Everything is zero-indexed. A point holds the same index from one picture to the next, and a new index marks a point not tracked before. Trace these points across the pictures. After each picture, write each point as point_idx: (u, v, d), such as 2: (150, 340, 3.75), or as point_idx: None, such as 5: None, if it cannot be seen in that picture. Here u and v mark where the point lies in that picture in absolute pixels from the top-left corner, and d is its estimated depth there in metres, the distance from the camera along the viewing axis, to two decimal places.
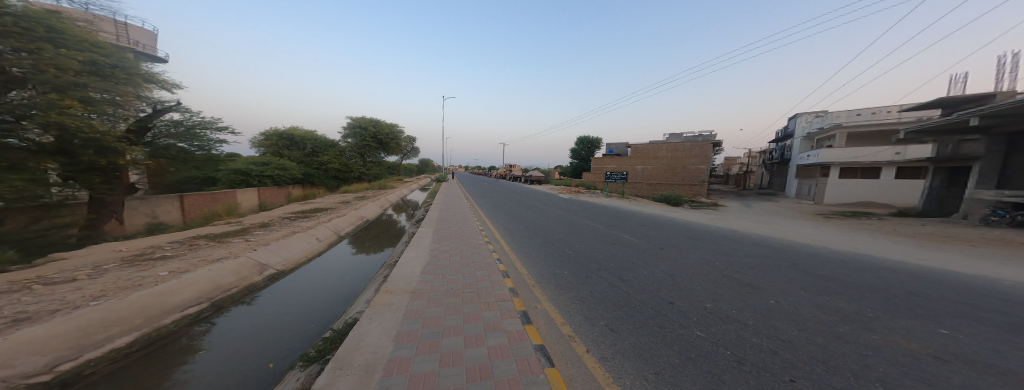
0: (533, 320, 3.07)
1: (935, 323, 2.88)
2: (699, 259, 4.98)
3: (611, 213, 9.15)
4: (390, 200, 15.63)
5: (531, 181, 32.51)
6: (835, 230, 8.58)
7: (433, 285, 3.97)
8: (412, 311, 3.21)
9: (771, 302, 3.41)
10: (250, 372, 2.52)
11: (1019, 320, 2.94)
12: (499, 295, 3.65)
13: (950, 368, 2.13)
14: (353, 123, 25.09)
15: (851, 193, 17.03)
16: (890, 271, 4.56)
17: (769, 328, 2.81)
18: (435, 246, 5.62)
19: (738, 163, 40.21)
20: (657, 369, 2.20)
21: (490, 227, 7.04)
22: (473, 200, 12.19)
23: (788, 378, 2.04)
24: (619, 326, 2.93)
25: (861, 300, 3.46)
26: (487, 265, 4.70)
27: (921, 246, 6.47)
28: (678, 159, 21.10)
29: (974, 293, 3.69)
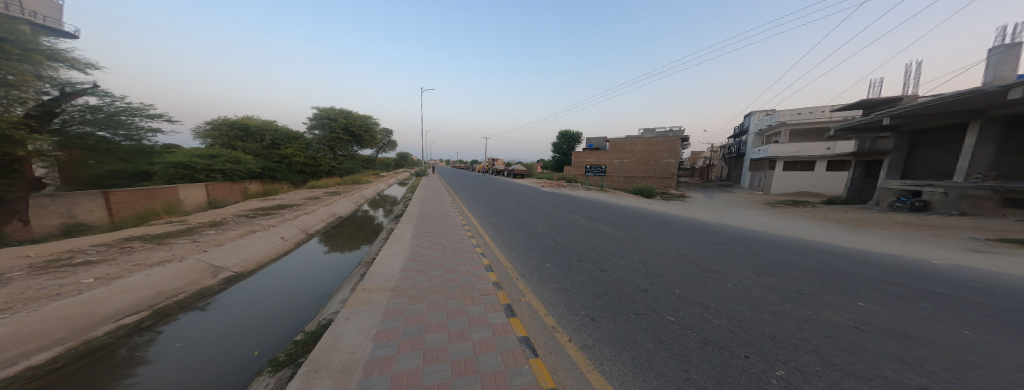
0: (516, 313, 3.15)
1: (856, 298, 3.35)
2: (669, 247, 5.34)
3: (590, 206, 9.49)
4: (366, 196, 14.94)
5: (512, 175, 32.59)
6: (781, 217, 9.58)
7: (415, 281, 3.92)
8: (393, 309, 3.16)
9: (729, 285, 3.77)
10: (236, 359, 2.70)
11: (917, 291, 3.53)
12: (483, 289, 3.69)
13: (866, 336, 2.53)
14: (321, 114, 23.53)
15: (794, 184, 18.97)
16: (824, 253, 5.21)
17: (728, 309, 3.12)
18: (416, 242, 5.51)
19: (703, 157, 42.98)
20: (633, 354, 2.38)
21: (473, 221, 7.01)
22: (455, 195, 12.04)
23: (741, 354, 2.30)
24: (599, 315, 3.09)
25: (800, 280, 3.94)
26: (470, 260, 4.69)
27: (850, 230, 7.42)
28: (650, 153, 22.18)
29: (885, 270, 4.35)
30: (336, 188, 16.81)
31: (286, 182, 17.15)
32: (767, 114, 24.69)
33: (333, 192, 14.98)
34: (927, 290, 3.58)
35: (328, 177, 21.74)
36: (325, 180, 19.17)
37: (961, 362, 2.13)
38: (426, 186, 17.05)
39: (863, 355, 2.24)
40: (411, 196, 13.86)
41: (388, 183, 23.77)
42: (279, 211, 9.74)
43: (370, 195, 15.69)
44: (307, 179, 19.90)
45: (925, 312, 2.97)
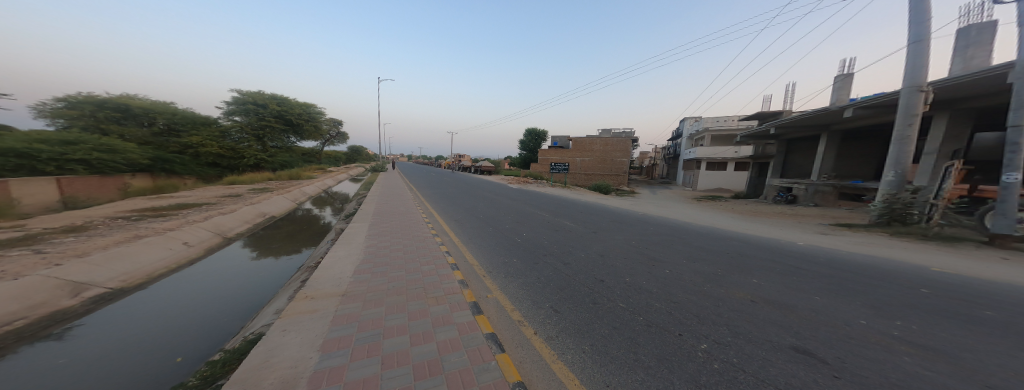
0: (483, 310, 3.11)
1: (753, 275, 4.08)
2: (621, 239, 5.81)
3: (554, 202, 9.85)
4: (308, 193, 13.23)
5: (479, 170, 31.91)
6: (706, 210, 11.15)
7: (372, 284, 3.60)
8: (344, 315, 2.85)
9: (666, 271, 4.28)
10: (151, 367, 2.39)
11: (794, 267, 4.43)
12: (448, 288, 3.55)
13: (760, 307, 3.10)
14: (245, 99, 20.43)
15: (714, 182, 22.25)
16: (735, 239, 6.23)
17: (665, 293, 3.53)
18: (372, 242, 5.09)
19: (650, 156, 47.52)
20: (591, 341, 2.54)
21: (437, 218, 6.73)
22: (417, 191, 11.42)
23: (676, 333, 2.64)
24: (562, 307, 3.23)
25: (717, 263, 4.63)
26: (433, 259, 4.47)
27: (754, 220, 9.00)
28: (607, 153, 23.79)
29: (774, 251, 5.34)
30: (266, 184, 14.51)
31: (190, 177, 14.11)
32: (696, 120, 28.26)
33: (263, 188, 12.92)
34: (802, 266, 4.49)
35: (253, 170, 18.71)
36: (251, 174, 16.39)
37: (815, 323, 2.72)
38: (382, 182, 15.80)
39: (756, 324, 2.74)
40: (365, 194, 12.70)
41: (335, 178, 21.41)
42: (180, 211, 8.06)
43: (314, 192, 13.95)
44: (222, 173, 16.65)
45: (798, 284, 3.76)
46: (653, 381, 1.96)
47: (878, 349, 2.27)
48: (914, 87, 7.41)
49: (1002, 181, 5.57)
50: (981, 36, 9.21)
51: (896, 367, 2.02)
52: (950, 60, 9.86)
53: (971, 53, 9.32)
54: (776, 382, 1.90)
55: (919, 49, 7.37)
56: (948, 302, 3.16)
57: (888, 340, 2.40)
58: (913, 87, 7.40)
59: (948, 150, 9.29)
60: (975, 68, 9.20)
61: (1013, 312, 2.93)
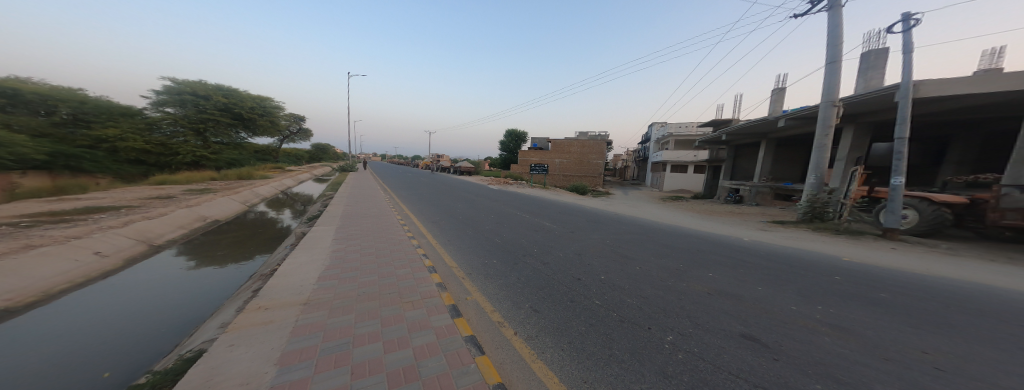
0: (463, 313, 2.89)
1: (709, 270, 4.23)
2: (597, 238, 5.93)
3: (534, 202, 9.96)
4: (262, 194, 12.00)
5: (457, 171, 31.20)
6: (670, 209, 11.88)
7: (340, 291, 3.21)
8: (306, 325, 2.48)
9: (637, 268, 4.31)
10: (69, 385, 1.97)
11: (746, 260, 4.73)
12: (426, 292, 3.28)
13: (714, 298, 3.22)
14: (178, 88, 18.19)
15: (678, 183, 23.81)
16: (695, 236, 6.64)
17: (633, 289, 3.54)
18: (339, 247, 4.63)
19: (623, 158, 49.57)
20: (570, 338, 2.43)
21: (413, 220, 6.41)
22: (391, 192, 10.84)
23: (647, 326, 2.61)
24: (543, 306, 3.09)
25: (681, 258, 4.80)
26: (408, 264, 4.14)
27: (709, 218, 9.79)
28: (585, 154, 24.37)
29: (730, 246, 5.75)
30: (207, 184, 12.94)
31: (106, 175, 12.05)
32: (662, 124, 30.03)
33: (205, 189, 11.47)
34: (753, 259, 4.79)
35: (189, 169, 16.57)
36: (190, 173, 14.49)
37: (757, 310, 2.90)
38: (350, 183, 14.79)
39: (716, 315, 2.82)
40: (332, 195, 11.83)
41: (295, 177, 19.71)
42: (93, 215, 6.85)
43: (271, 193, 12.70)
44: (148, 171, 14.50)
45: (752, 275, 3.99)
46: (629, 375, 1.90)
47: (803, 331, 2.49)
48: (830, 102, 8.45)
49: (890, 183, 6.38)
50: (877, 61, 10.82)
51: (825, 348, 2.19)
52: (856, 80, 11.50)
53: (871, 75, 10.91)
54: (730, 368, 1.95)
55: (833, 68, 8.40)
56: (857, 287, 3.56)
57: (812, 324, 2.63)
58: (829, 102, 8.42)
59: (853, 157, 10.88)
60: (873, 88, 10.79)
61: (906, 294, 3.35)
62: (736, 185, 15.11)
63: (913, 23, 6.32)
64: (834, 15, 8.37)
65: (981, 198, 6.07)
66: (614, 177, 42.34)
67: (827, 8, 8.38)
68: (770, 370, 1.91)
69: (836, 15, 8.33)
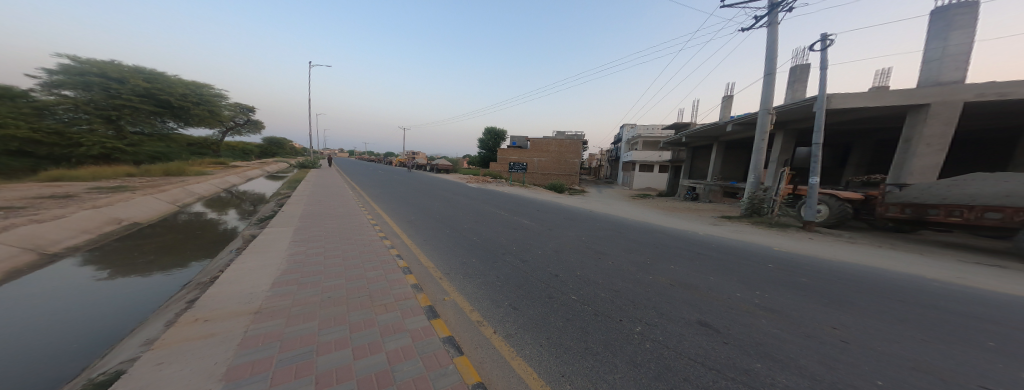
0: (441, 314, 2.23)
1: (672, 261, 4.00)
2: (574, 235, 5.79)
3: (513, 201, 9.80)
4: (197, 193, 10.22)
5: (434, 169, 30.30)
6: (642, 207, 12.22)
7: (302, 295, 2.40)
8: (257, 337, 1.76)
9: (608, 262, 3.97)
10: None
11: (707, 250, 4.72)
12: (400, 293, 2.51)
13: (673, 288, 3.04)
14: (78, 68, 14.87)
15: (647, 182, 24.98)
16: (659, 230, 6.79)
17: (603, 281, 3.25)
18: (297, 252, 3.77)
19: (597, 158, 51.16)
20: (547, 334, 2.07)
21: (386, 219, 6.11)
22: (360, 190, 10.13)
23: (616, 318, 2.35)
24: (523, 303, 2.56)
25: (649, 250, 4.64)
26: (380, 265, 3.34)
27: (675, 215, 10.20)
28: (562, 154, 24.76)
29: (694, 238, 5.90)
30: (126, 181, 10.78)
31: None
32: (632, 126, 31.42)
33: (118, 187, 9.34)
34: (715, 249, 4.82)
35: (104, 163, 13.30)
36: (98, 169, 11.58)
37: (693, 296, 2.82)
38: (312, 180, 13.65)
39: (681, 304, 2.64)
40: (288, 194, 10.65)
41: (239, 173, 17.26)
42: None
43: (209, 192, 10.88)
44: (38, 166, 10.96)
45: (717, 264, 3.94)
46: (603, 366, 1.68)
47: (743, 314, 2.43)
48: (767, 110, 9.28)
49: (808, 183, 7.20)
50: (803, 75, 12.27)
51: (758, 328, 2.18)
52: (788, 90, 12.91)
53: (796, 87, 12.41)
54: (690, 353, 1.85)
55: (770, 80, 9.30)
56: (781, 272, 3.66)
57: (752, 308, 2.57)
58: (765, 110, 9.27)
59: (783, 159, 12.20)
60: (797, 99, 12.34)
61: (824, 279, 3.49)
62: (693, 184, 16.10)
63: (829, 43, 7.16)
64: (772, 32, 9.24)
65: (874, 195, 7.09)
66: (589, 176, 43.61)
67: (766, 24, 9.20)
68: (720, 353, 1.85)
69: (772, 31, 9.20)
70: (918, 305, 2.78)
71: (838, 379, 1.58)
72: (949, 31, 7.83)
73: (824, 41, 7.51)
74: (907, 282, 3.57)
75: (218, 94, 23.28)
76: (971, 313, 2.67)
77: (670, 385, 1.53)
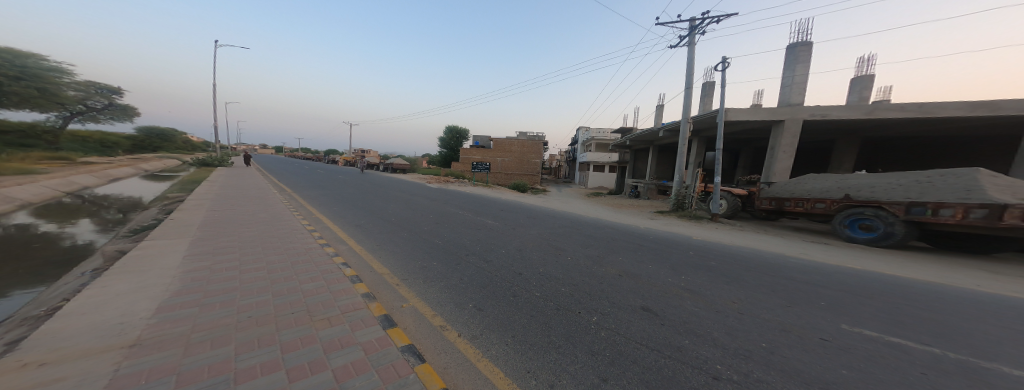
0: (398, 322, 2.11)
1: (620, 253, 4.34)
2: (535, 233, 5.92)
3: (477, 201, 9.73)
4: (25, 198, 7.17)
5: (390, 169, 28.75)
6: (597, 205, 12.60)
7: (207, 318, 1.87)
8: (137, 373, 1.30)
9: (565, 258, 4.17)
10: None
11: (648, 242, 5.17)
12: (347, 304, 2.23)
13: (619, 278, 3.29)
14: None
15: (601, 181, 26.48)
16: (609, 225, 7.25)
17: (559, 277, 3.39)
18: (196, 266, 2.84)
19: (556, 159, 52.88)
20: (514, 333, 2.11)
21: (327, 225, 5.40)
22: (294, 193, 9.11)
23: (575, 311, 2.49)
24: (487, 303, 2.58)
25: (599, 244, 4.96)
26: (320, 275, 2.85)
27: (623, 212, 10.68)
28: (524, 154, 25.16)
29: (638, 232, 6.39)
30: None
31: None
32: (586, 129, 33.16)
33: None
34: (656, 241, 5.29)
35: None
36: None
37: (637, 284, 3.08)
38: (228, 181, 11.59)
39: (625, 292, 2.88)
40: (182, 197, 8.33)
41: (94, 171, 12.54)
42: None
43: (43, 198, 7.55)
44: None
45: (657, 254, 4.34)
46: (564, 358, 1.79)
47: (672, 296, 2.75)
48: (686, 119, 10.46)
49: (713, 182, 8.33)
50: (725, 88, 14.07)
51: (683, 308, 2.48)
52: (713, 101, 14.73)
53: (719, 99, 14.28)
54: (636, 337, 2.05)
55: (690, 93, 10.47)
56: (698, 257, 4.18)
57: (680, 291, 2.90)
58: (685, 119, 10.44)
59: (697, 161, 13.99)
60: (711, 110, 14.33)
61: (730, 262, 4.04)
62: (637, 183, 17.48)
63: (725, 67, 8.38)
64: (690, 51, 10.42)
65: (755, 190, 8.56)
66: (549, 176, 44.95)
67: (687, 44, 10.34)
68: (658, 334, 2.07)
69: (691, 49, 10.34)
70: (796, 278, 3.41)
71: (740, 345, 1.88)
72: (793, 64, 10.58)
73: (726, 62, 8.75)
74: (789, 260, 4.34)
75: (55, 69, 18.99)
76: (834, 281, 3.36)
77: (621, 369, 1.68)
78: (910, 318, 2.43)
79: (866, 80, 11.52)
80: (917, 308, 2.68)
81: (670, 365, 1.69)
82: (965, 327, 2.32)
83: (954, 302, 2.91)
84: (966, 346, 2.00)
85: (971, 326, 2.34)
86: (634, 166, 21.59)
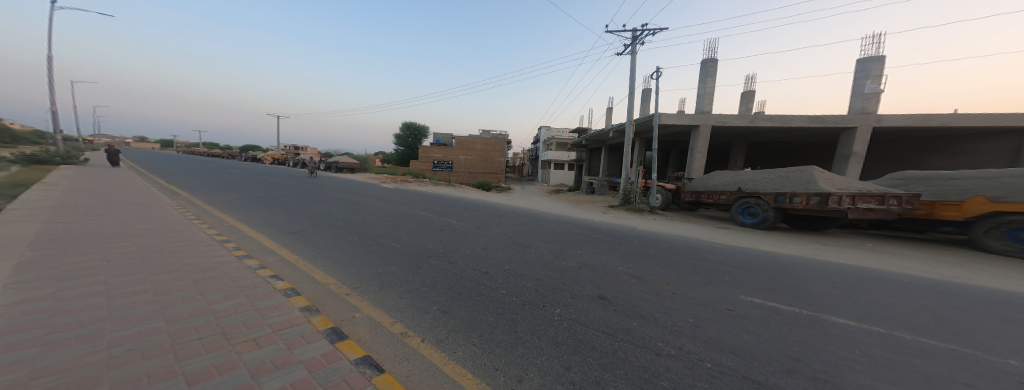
0: (349, 334, 2.00)
1: (579, 247, 4.55)
2: (501, 231, 5.96)
3: (439, 201, 9.49)
4: None
5: (339, 168, 26.53)
6: (554, 202, 12.88)
7: (56, 358, 1.41)
8: None
9: (527, 254, 4.27)
10: None
11: (604, 235, 5.46)
12: (280, 322, 2.02)
13: (578, 271, 3.46)
14: None
15: (562, 178, 27.41)
16: (568, 221, 7.51)
17: (522, 273, 3.48)
18: (28, 295, 2.12)
19: (520, 158, 53.68)
20: (480, 332, 2.13)
21: (253, 233, 4.73)
22: (209, 198, 7.88)
23: (540, 305, 2.59)
24: (452, 305, 2.56)
25: (559, 239, 5.14)
26: (237, 293, 2.47)
27: (577, 208, 11.04)
28: (488, 152, 25.09)
29: (594, 225, 6.73)
30: None
31: None
32: (548, 129, 34.12)
33: None
34: (610, 234, 5.64)
35: None
36: None
37: (593, 275, 3.29)
38: (88, 185, 9.12)
39: (582, 284, 3.04)
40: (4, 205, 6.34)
41: None
42: None
43: None
44: None
45: (612, 246, 4.62)
46: (531, 353, 1.85)
47: (619, 284, 2.98)
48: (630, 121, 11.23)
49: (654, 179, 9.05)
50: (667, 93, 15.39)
51: (632, 294, 2.70)
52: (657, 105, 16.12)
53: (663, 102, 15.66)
54: (594, 324, 2.19)
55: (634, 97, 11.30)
56: (645, 247, 4.54)
57: (628, 278, 3.15)
58: (630, 121, 11.22)
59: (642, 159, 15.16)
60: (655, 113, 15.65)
61: (670, 249, 4.45)
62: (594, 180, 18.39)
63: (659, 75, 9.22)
64: (634, 59, 11.25)
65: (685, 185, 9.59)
66: (513, 174, 45.38)
67: (631, 52, 11.16)
68: (611, 320, 2.24)
69: (633, 58, 11.24)
70: (719, 260, 3.90)
71: (674, 323, 2.10)
72: (707, 76, 11.95)
73: (659, 71, 9.63)
74: (720, 244, 4.92)
75: None
76: (749, 260, 3.93)
77: (583, 355, 1.79)
78: (804, 288, 2.93)
79: (751, 95, 13.70)
80: (810, 279, 3.23)
81: (623, 347, 1.85)
82: (840, 292, 2.87)
83: (833, 272, 3.59)
84: (829, 305, 2.51)
85: (844, 291, 2.90)
86: (592, 164, 22.68)
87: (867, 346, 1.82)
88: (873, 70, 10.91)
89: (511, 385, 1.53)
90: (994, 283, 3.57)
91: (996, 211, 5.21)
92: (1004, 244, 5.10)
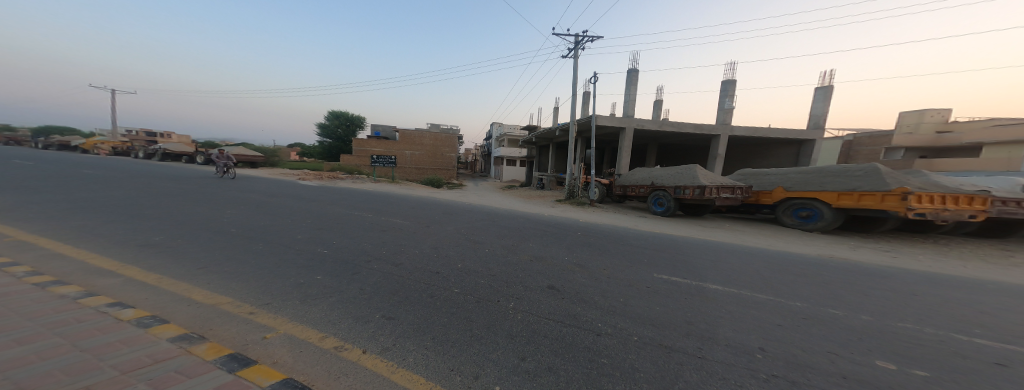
0: (257, 359, 1.70)
1: (530, 241, 4.66)
2: (451, 229, 5.79)
3: (383, 199, 8.86)
4: None
5: (253, 162, 22.74)
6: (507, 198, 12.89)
7: None
8: None
9: (478, 251, 4.24)
10: None
11: (551, 228, 5.65)
12: (134, 360, 1.52)
13: (528, 264, 3.54)
14: None
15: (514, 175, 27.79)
16: (518, 216, 7.60)
17: (470, 270, 3.44)
18: None
19: (471, 155, 53.09)
20: (433, 333, 2.08)
21: (130, 244, 3.80)
22: (55, 201, 6.04)
23: (494, 300, 2.61)
24: (399, 310, 2.44)
25: (508, 235, 5.17)
26: (43, 331, 1.72)
27: (527, 203, 11.21)
28: (436, 147, 24.19)
29: (543, 220, 6.93)
30: None
31: None
32: (499, 125, 34.41)
33: None
34: (557, 227, 5.87)
35: None
36: None
37: (543, 267, 3.41)
38: None
39: (530, 277, 3.13)
40: None
41: None
42: None
43: None
44: None
45: (559, 238, 4.81)
46: (488, 348, 1.86)
47: (564, 273, 3.14)
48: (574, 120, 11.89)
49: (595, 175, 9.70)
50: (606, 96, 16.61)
51: (576, 281, 2.88)
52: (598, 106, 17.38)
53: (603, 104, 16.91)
54: (542, 314, 2.29)
55: (576, 98, 11.96)
56: (588, 237, 4.84)
57: (573, 267, 3.33)
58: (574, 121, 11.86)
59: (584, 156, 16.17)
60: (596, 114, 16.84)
61: (610, 239, 4.79)
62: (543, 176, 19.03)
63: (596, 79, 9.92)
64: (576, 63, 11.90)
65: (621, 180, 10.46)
66: (464, 171, 44.70)
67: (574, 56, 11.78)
68: (559, 307, 2.36)
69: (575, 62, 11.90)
70: (650, 245, 4.36)
71: (611, 305, 2.29)
72: (632, 83, 13.21)
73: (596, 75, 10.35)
74: (650, 232, 5.49)
75: None
76: (673, 244, 4.45)
77: (535, 344, 1.86)
78: (713, 264, 3.43)
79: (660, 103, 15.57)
80: (718, 257, 3.80)
81: (570, 332, 1.97)
82: (738, 266, 3.43)
83: (735, 250, 4.30)
84: (725, 276, 3.00)
85: (741, 264, 3.49)
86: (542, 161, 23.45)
87: (754, 307, 2.24)
88: (727, 91, 13.35)
89: (468, 382, 1.52)
90: (841, 252, 4.62)
91: (786, 197, 6.83)
92: (792, 220, 6.68)
